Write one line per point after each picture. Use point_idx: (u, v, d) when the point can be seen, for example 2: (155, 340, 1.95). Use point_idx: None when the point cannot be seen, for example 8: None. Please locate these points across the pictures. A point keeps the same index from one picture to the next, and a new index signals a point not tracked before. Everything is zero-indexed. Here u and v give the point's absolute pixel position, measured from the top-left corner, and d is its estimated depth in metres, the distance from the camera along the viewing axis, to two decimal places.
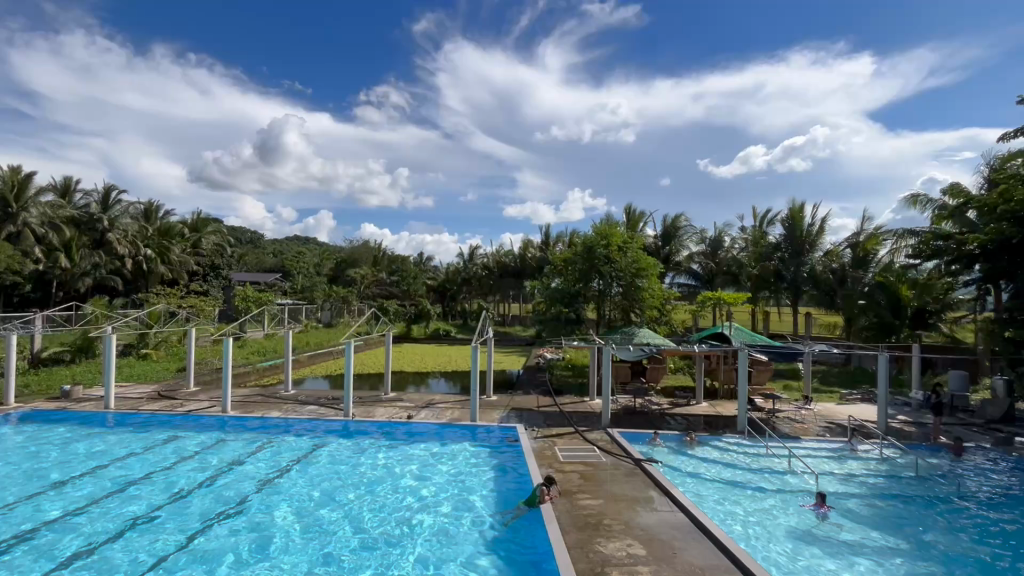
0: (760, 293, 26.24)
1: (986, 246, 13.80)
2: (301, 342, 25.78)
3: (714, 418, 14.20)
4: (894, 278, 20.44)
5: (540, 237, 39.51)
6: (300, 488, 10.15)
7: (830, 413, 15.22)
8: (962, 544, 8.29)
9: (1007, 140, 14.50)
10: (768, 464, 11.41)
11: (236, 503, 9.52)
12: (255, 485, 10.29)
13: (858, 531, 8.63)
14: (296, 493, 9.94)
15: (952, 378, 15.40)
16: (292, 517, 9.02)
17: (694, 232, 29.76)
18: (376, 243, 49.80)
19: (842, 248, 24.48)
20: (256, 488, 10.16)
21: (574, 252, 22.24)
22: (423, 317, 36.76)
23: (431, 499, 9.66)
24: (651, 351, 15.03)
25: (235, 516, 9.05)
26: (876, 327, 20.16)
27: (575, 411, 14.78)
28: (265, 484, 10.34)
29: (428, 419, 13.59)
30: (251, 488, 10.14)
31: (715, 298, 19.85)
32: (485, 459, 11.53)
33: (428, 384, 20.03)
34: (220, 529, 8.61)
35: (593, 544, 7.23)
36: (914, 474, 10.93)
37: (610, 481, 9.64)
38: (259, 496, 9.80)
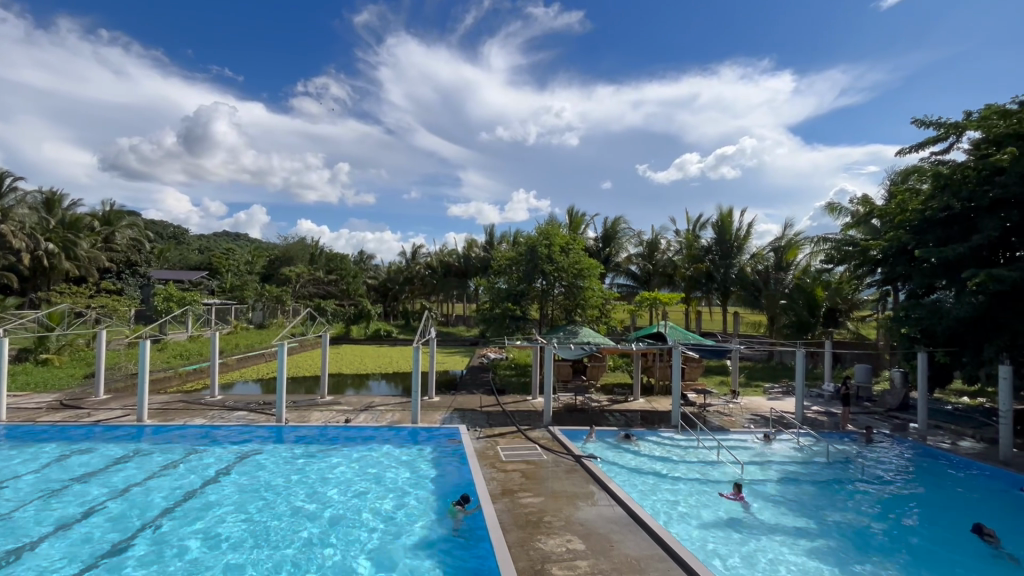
0: (693, 293, 27.62)
1: (887, 251, 15.17)
2: (229, 344, 24.25)
3: (650, 414, 14.79)
4: (811, 280, 22.14)
5: (484, 237, 39.51)
6: (228, 499, 9.54)
7: (754, 405, 16.30)
8: (867, 522, 9.09)
9: (904, 155, 15.91)
10: (699, 455, 12.02)
11: (161, 514, 8.94)
12: (181, 495, 9.70)
13: (777, 514, 9.27)
14: (228, 501, 9.45)
15: (857, 371, 17.17)
16: (222, 526, 8.57)
17: (633, 234, 30.81)
18: (313, 241, 47.88)
19: (766, 252, 26.20)
20: (180, 499, 9.49)
21: (519, 252, 22.39)
22: (364, 317, 35.69)
23: (371, 503, 9.45)
24: (591, 349, 15.37)
25: (160, 528, 8.49)
26: (794, 325, 21.88)
27: (518, 411, 14.88)
28: (190, 495, 9.69)
29: (368, 423, 13.19)
30: (177, 498, 9.55)
31: (652, 298, 20.67)
32: (427, 459, 11.41)
33: (368, 386, 19.48)
34: (143, 542, 8.06)
35: (533, 541, 7.30)
36: (825, 460, 11.89)
37: (551, 478, 9.78)
38: (183, 508, 9.18)
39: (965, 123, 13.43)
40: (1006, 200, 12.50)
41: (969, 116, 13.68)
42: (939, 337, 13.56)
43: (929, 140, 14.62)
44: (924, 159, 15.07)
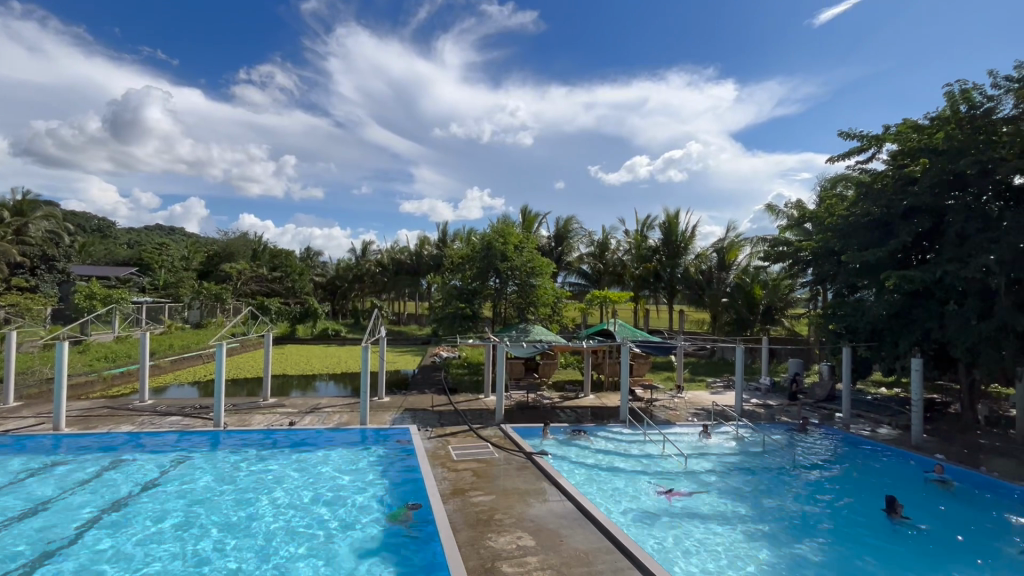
0: (642, 292, 28.40)
1: (817, 254, 16.10)
2: (161, 345, 22.71)
3: (600, 410, 15.11)
4: (750, 280, 23.45)
5: (437, 235, 38.98)
6: (162, 508, 9.00)
7: (697, 400, 17.01)
8: (798, 506, 9.68)
9: (833, 162, 16.95)
10: (646, 449, 12.39)
11: (87, 527, 8.34)
12: (111, 505, 9.08)
13: (717, 502, 9.71)
14: (162, 511, 8.92)
15: (791, 365, 18.26)
16: (156, 537, 8.09)
17: (584, 234, 31.38)
18: (256, 236, 45.69)
19: (709, 252, 27.12)
20: (108, 511, 8.88)
21: (473, 250, 22.29)
22: (310, 316, 34.39)
23: (317, 507, 9.17)
24: (544, 347, 15.39)
25: (86, 542, 7.93)
26: (734, 323, 23.63)
27: (470, 409, 14.81)
28: (120, 506, 9.08)
29: (313, 425, 12.74)
30: (105, 509, 8.94)
31: (602, 297, 21.09)
32: (376, 461, 11.17)
33: (315, 387, 18.82)
34: (66, 557, 7.51)
35: (483, 540, 7.29)
36: (761, 450, 12.56)
37: (502, 476, 9.80)
38: (113, 520, 8.60)
39: (885, 136, 14.52)
40: (919, 207, 13.57)
41: (887, 130, 14.82)
42: (862, 333, 14.60)
43: (855, 150, 15.68)
44: (851, 168, 16.17)
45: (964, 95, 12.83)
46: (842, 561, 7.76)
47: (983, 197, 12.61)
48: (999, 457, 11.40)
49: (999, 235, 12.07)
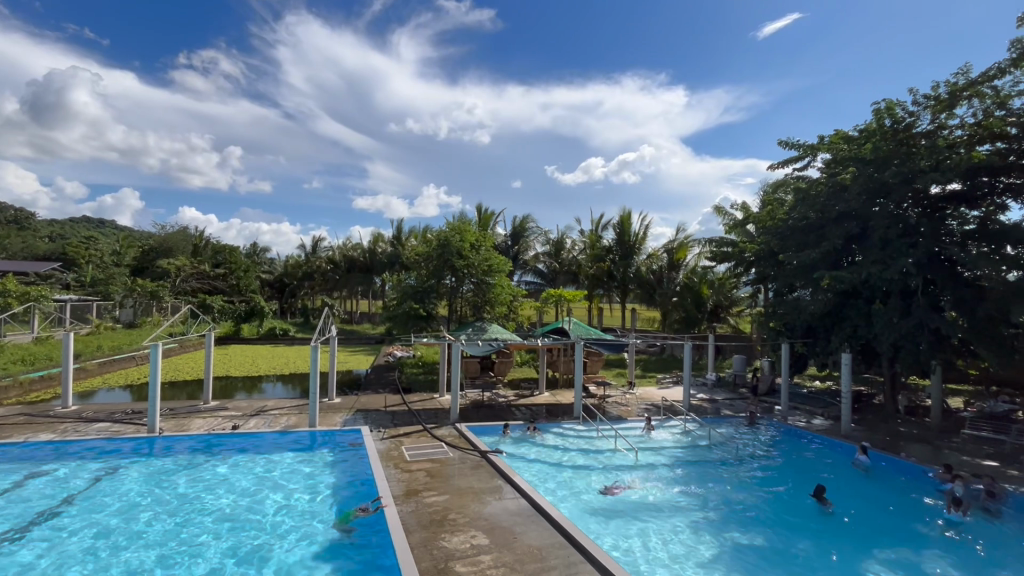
0: (596, 290, 28.93)
1: (759, 256, 16.99)
2: (88, 346, 21.08)
3: (554, 407, 15.30)
4: (698, 280, 24.39)
5: (392, 232, 38.22)
6: (95, 519, 8.46)
7: (648, 395, 17.54)
8: (740, 495, 10.18)
9: (773, 169, 17.86)
10: (598, 445, 12.66)
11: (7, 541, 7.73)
12: (34, 517, 8.44)
13: (665, 494, 10.04)
14: (94, 522, 8.38)
15: (734, 361, 19.15)
16: (88, 550, 7.60)
17: (540, 233, 31.66)
18: (197, 231, 43.30)
19: (660, 252, 27.99)
20: (32, 523, 8.26)
21: (428, 247, 22.02)
22: (256, 315, 32.95)
23: (264, 513, 8.82)
24: (499, 346, 15.34)
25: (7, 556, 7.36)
26: (683, 321, 24.47)
27: (424, 409, 14.65)
28: (45, 517, 8.46)
29: (259, 428, 12.22)
30: (28, 521, 8.30)
31: (557, 296, 21.36)
32: (326, 464, 10.85)
33: (261, 388, 18.02)
34: None
35: (437, 540, 7.22)
36: (707, 443, 13.12)
37: (457, 475, 9.74)
38: (38, 532, 8.02)
39: (819, 145, 15.46)
40: (848, 212, 14.51)
41: (821, 140, 15.80)
42: (799, 330, 15.51)
43: (793, 159, 16.59)
44: (789, 175, 17.11)
45: (887, 110, 13.86)
46: (780, 546, 8.19)
47: (903, 204, 13.61)
48: (916, 443, 12.41)
49: (917, 240, 13.10)
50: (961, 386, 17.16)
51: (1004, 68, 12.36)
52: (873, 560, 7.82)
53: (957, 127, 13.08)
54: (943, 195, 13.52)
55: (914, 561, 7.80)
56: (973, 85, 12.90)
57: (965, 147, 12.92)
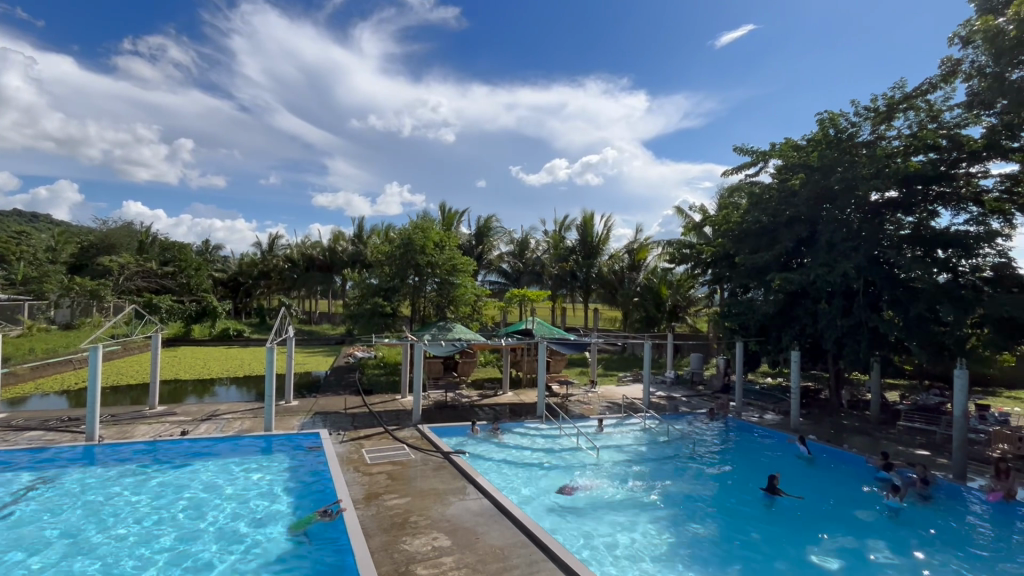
0: (559, 290, 29.21)
1: (715, 257, 17.63)
2: (18, 349, 19.61)
3: (517, 407, 15.37)
4: (658, 280, 25.02)
5: (353, 230, 37.38)
6: (30, 533, 7.92)
7: (609, 393, 17.87)
8: (697, 489, 10.52)
9: (728, 173, 18.51)
10: (562, 443, 12.78)
11: None
12: None
13: (627, 491, 10.23)
14: (29, 535, 7.84)
15: (692, 359, 19.76)
16: (22, 565, 7.11)
17: (504, 233, 31.65)
18: (144, 227, 41.05)
19: (622, 252, 28.56)
20: None
21: (391, 246, 21.68)
22: (209, 315, 31.56)
23: (217, 521, 8.47)
24: (462, 346, 15.20)
25: None
26: (644, 320, 25.03)
27: (386, 411, 14.43)
28: None
29: (210, 434, 11.70)
30: None
31: (522, 296, 21.46)
32: (284, 469, 10.51)
33: (213, 392, 17.27)
34: None
35: (398, 544, 7.11)
36: (666, 439, 13.48)
37: (419, 477, 9.64)
38: None
39: (771, 152, 16.13)
40: (798, 216, 15.25)
41: (772, 147, 16.50)
42: (752, 329, 16.15)
43: (747, 164, 17.24)
44: (743, 180, 17.76)
45: (831, 121, 14.64)
46: (733, 538, 8.50)
47: (846, 210, 14.44)
48: (857, 435, 13.16)
49: (859, 243, 13.85)
50: (898, 380, 18.32)
51: (935, 84, 13.28)
52: (818, 547, 8.25)
53: (894, 138, 13.96)
54: (883, 202, 14.36)
55: (855, 546, 8.29)
56: (908, 99, 13.80)
57: (901, 157, 13.78)
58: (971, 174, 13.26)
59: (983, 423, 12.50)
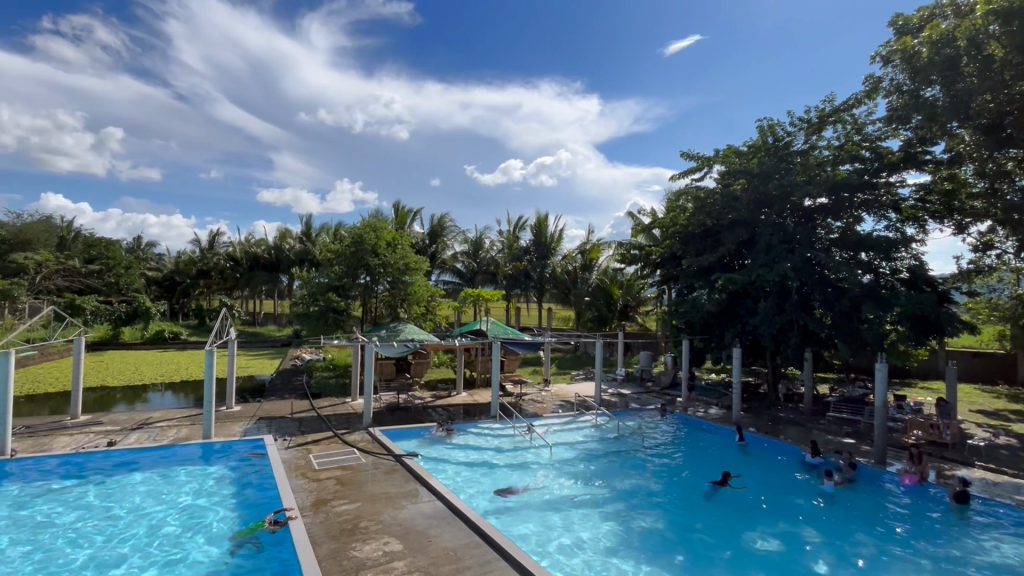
0: (513, 290, 29.40)
1: (663, 257, 18.25)
2: None
3: (471, 407, 15.34)
4: (609, 280, 25.67)
5: (301, 227, 36.03)
6: None
7: (562, 392, 18.16)
8: (644, 482, 10.87)
9: (676, 177, 19.16)
10: (515, 442, 12.85)
11: None
12: None
13: (577, 487, 10.43)
14: None
15: (641, 357, 20.40)
16: None
17: (458, 233, 31.40)
18: (65, 222, 37.78)
19: (575, 253, 29.14)
20: None
21: (341, 244, 21.07)
22: (141, 317, 29.54)
23: (153, 534, 8.00)
24: (415, 346, 14.96)
25: None
26: (596, 319, 25.63)
27: (335, 414, 14.03)
28: None
29: (142, 444, 10.96)
30: None
31: (476, 296, 21.43)
32: (225, 477, 10.02)
33: (146, 398, 16.18)
34: None
35: (347, 550, 6.92)
36: (616, 435, 13.84)
37: (370, 481, 9.43)
38: None
39: (714, 157, 16.89)
40: (738, 220, 16.06)
41: (716, 153, 17.28)
42: (697, 327, 16.83)
43: (693, 169, 17.94)
44: (689, 184, 18.48)
45: (770, 129, 15.52)
46: (677, 528, 8.86)
47: (783, 214, 15.42)
48: (792, 426, 14.00)
49: (794, 246, 14.75)
50: (827, 374, 19.64)
51: (860, 99, 14.32)
52: (756, 533, 8.75)
53: (824, 148, 14.95)
54: (815, 207, 15.28)
55: (789, 530, 8.85)
56: (836, 112, 14.80)
57: (831, 165, 14.78)
58: (890, 183, 14.37)
59: (900, 412, 13.63)
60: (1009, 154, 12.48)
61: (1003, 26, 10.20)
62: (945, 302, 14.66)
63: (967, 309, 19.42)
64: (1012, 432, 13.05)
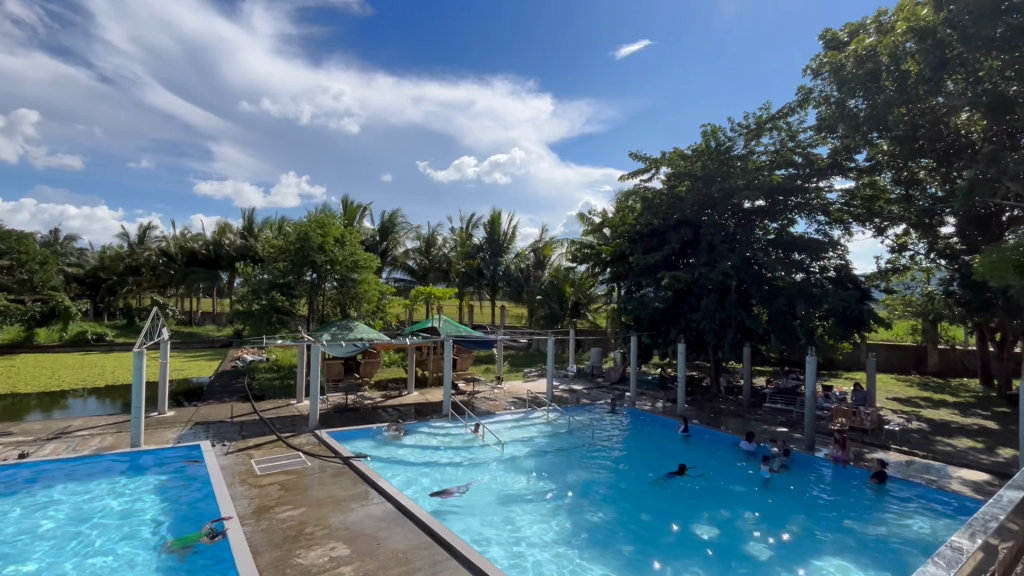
0: (466, 288, 29.26)
1: (613, 256, 18.68)
2: None
3: (423, 406, 15.14)
4: (562, 278, 26.07)
5: (242, 222, 34.26)
6: None
7: (515, 389, 18.25)
8: (594, 476, 11.12)
9: (625, 177, 19.60)
10: (468, 441, 12.81)
11: None
12: None
13: (530, 482, 10.52)
14: None
15: (592, 353, 20.85)
16: None
17: (410, 229, 30.79)
18: None
19: (527, 251, 29.37)
20: None
21: (285, 240, 20.18)
22: (60, 317, 27.18)
23: (74, 551, 7.40)
24: (364, 346, 14.57)
25: None
26: (548, 317, 25.98)
27: (279, 417, 13.46)
28: None
29: (61, 455, 10.09)
30: None
31: (428, 293, 21.09)
32: (156, 487, 9.41)
33: (65, 405, 14.89)
34: None
35: (291, 558, 6.65)
36: (567, 430, 14.07)
37: (316, 485, 9.12)
38: None
39: (661, 160, 17.46)
40: (683, 220, 16.70)
41: (662, 156, 17.87)
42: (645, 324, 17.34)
43: (641, 170, 18.46)
44: (638, 185, 19.00)
45: (712, 133, 16.23)
46: (624, 519, 9.12)
47: (724, 215, 16.21)
48: (732, 417, 14.72)
49: (734, 245, 15.53)
50: (764, 367, 20.80)
51: (793, 108, 15.21)
52: (699, 520, 9.17)
53: (762, 153, 15.80)
54: (753, 209, 16.15)
55: (728, 516, 9.31)
56: (773, 119, 15.64)
57: (768, 170, 15.62)
58: (820, 188, 15.37)
59: (828, 401, 14.64)
60: (920, 164, 13.68)
61: (917, 45, 11.12)
62: (866, 300, 15.84)
63: (886, 306, 21.10)
64: (922, 417, 14.33)
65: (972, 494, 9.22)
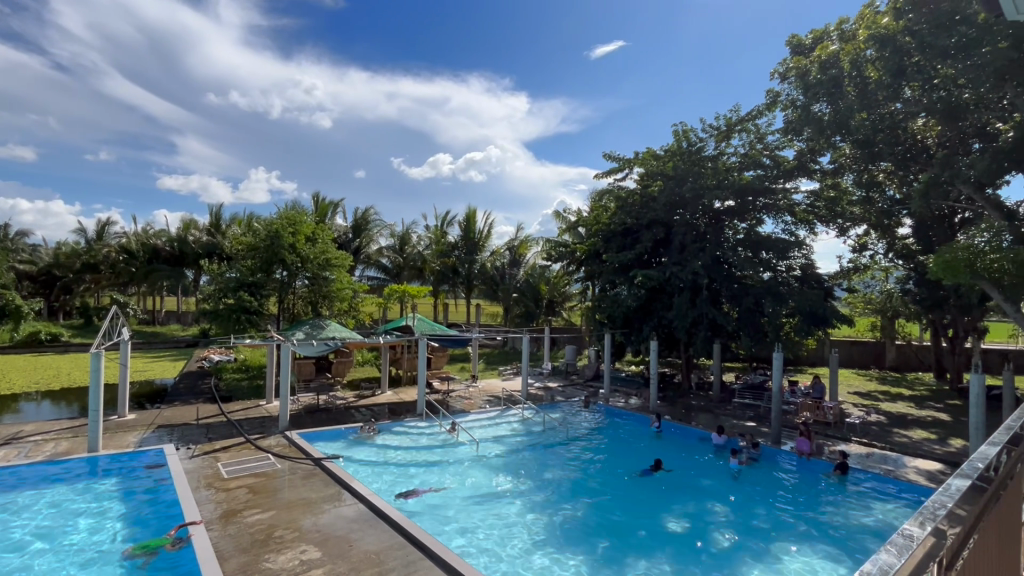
0: (441, 286, 29.07)
1: (587, 254, 18.82)
2: None
3: (397, 405, 14.96)
4: (537, 276, 26.14)
5: (208, 218, 33.19)
6: None
7: (490, 387, 18.22)
8: (568, 472, 11.20)
9: (599, 176, 19.74)
10: (442, 440, 12.73)
11: None
12: None
13: (505, 480, 10.53)
14: None
15: (567, 351, 20.98)
16: None
17: (384, 227, 30.31)
18: None
19: (503, 249, 29.34)
20: None
21: (254, 237, 19.62)
22: (11, 317, 25.84)
23: (25, 560, 7.05)
24: (336, 345, 14.28)
25: None
26: (523, 315, 26.05)
27: (247, 419, 13.09)
28: None
29: (11, 461, 9.58)
30: None
31: (401, 291, 20.80)
32: (114, 493, 9.04)
33: (16, 409, 14.16)
34: None
35: (260, 563, 6.48)
36: (542, 428, 14.14)
37: (286, 488, 8.91)
38: None
39: (635, 160, 17.66)
40: (656, 219, 16.95)
41: (636, 156, 18.09)
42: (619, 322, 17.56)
43: (615, 169, 18.63)
44: (612, 184, 19.16)
45: (684, 134, 16.54)
46: (598, 515, 9.21)
47: (695, 215, 16.53)
48: (702, 413, 15.05)
49: (705, 245, 15.87)
50: (733, 363, 21.33)
51: (761, 111, 15.61)
52: (670, 514, 9.34)
53: (732, 155, 16.17)
54: (723, 209, 16.53)
55: (697, 509, 9.52)
56: (742, 121, 16.03)
57: (737, 171, 15.98)
58: (787, 189, 15.83)
59: (793, 396, 15.11)
60: (880, 167, 14.23)
61: (878, 52, 11.52)
62: (830, 297, 16.39)
63: (848, 304, 21.89)
64: (881, 410, 14.94)
65: (926, 482, 9.66)
